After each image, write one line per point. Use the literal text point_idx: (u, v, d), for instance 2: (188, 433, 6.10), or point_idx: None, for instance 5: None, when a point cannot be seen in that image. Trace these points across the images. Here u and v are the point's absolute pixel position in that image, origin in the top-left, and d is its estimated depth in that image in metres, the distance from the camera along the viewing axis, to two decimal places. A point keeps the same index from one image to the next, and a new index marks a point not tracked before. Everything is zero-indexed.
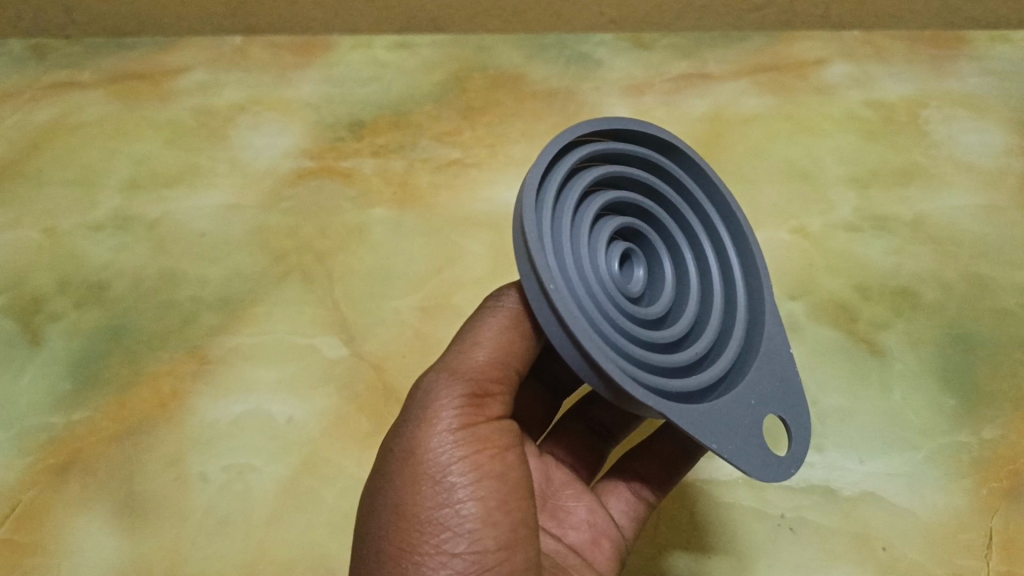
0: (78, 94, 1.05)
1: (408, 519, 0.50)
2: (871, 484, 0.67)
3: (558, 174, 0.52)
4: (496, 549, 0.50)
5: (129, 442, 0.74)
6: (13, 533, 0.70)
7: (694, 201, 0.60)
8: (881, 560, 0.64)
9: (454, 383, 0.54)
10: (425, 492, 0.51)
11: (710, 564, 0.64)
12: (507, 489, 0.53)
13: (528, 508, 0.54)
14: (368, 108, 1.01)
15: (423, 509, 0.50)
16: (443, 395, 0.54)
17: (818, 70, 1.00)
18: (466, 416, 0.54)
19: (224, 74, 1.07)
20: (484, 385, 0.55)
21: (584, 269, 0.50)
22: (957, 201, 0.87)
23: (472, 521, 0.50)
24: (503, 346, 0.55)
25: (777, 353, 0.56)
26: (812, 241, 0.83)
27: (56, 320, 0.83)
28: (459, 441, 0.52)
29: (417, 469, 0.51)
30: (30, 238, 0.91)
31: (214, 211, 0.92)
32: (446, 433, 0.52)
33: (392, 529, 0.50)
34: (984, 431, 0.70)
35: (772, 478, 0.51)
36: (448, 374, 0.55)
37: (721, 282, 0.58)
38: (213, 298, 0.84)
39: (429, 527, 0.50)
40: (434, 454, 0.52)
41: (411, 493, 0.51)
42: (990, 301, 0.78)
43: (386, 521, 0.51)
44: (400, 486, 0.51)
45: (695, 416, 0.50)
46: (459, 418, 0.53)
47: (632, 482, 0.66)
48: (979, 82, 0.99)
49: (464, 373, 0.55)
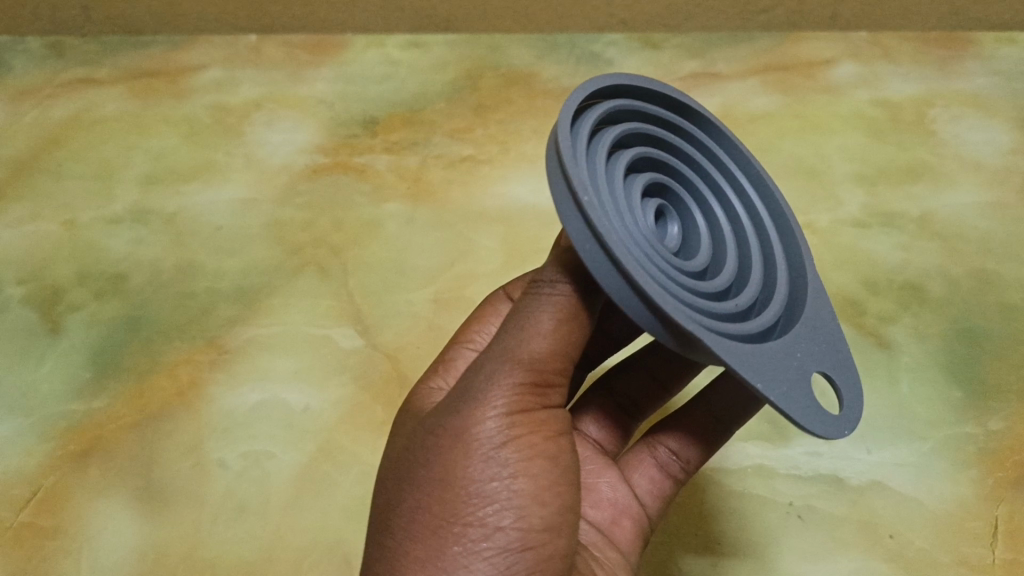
0: (96, 91, 1.07)
1: (453, 491, 0.51)
2: (878, 474, 0.68)
3: (596, 118, 0.53)
4: (540, 529, 0.52)
5: (148, 430, 0.75)
6: (35, 518, 0.71)
7: (730, 176, 0.62)
8: (889, 548, 0.65)
9: (512, 370, 0.52)
10: (475, 467, 0.52)
11: (719, 550, 0.65)
12: (557, 471, 0.54)
13: (575, 493, 0.55)
14: (382, 106, 1.03)
15: (472, 482, 0.51)
16: (500, 373, 0.53)
17: (826, 70, 1.02)
18: (520, 401, 0.53)
19: (240, 72, 1.08)
20: (544, 375, 0.53)
21: (622, 212, 0.50)
22: (963, 198, 0.88)
23: (519, 498, 0.52)
24: (561, 339, 0.52)
25: (820, 319, 0.56)
26: (820, 237, 0.84)
27: (76, 311, 0.85)
28: (512, 424, 0.52)
29: (467, 444, 0.52)
30: (49, 230, 0.92)
31: (230, 205, 0.94)
32: (500, 416, 0.52)
33: (438, 498, 0.52)
34: (990, 422, 0.71)
35: (828, 435, 0.49)
36: (503, 358, 0.52)
37: (753, 244, 0.59)
38: (230, 290, 0.85)
39: (474, 500, 0.51)
40: (487, 432, 0.52)
41: (461, 466, 0.52)
42: (996, 296, 0.80)
43: (433, 489, 0.52)
44: (451, 458, 0.52)
45: (750, 355, 0.48)
46: (514, 403, 0.53)
47: (659, 457, 0.67)
48: (985, 82, 1.00)
49: (522, 360, 0.52)
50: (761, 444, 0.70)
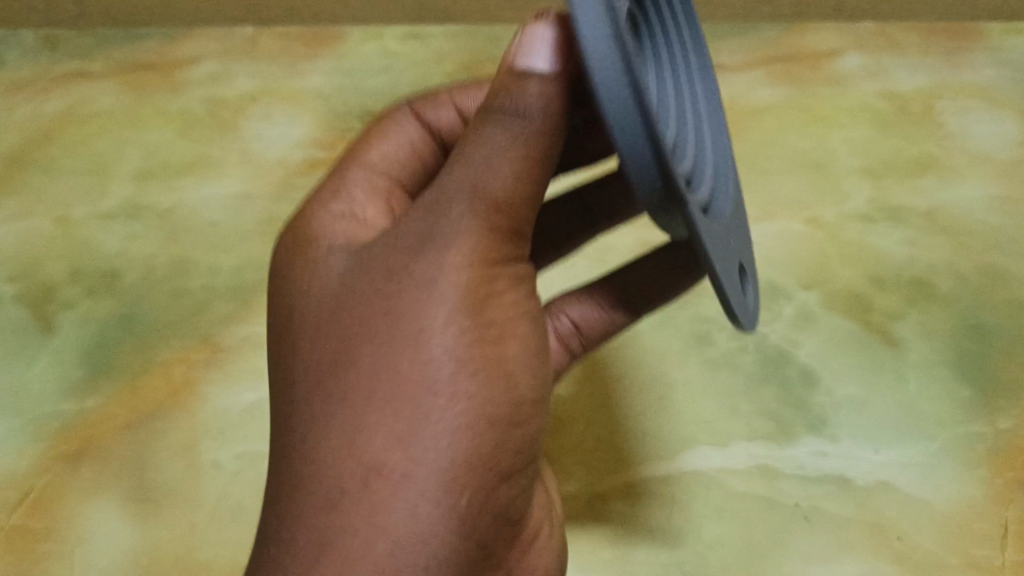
0: (89, 85, 1.06)
1: (416, 340, 0.51)
2: (885, 474, 0.67)
3: None
4: (512, 384, 0.54)
5: (142, 430, 0.74)
6: (26, 519, 0.70)
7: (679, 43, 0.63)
8: (896, 550, 0.64)
9: (478, 208, 0.52)
10: (441, 313, 0.52)
11: (722, 553, 0.64)
12: (517, 320, 0.55)
13: (534, 338, 0.57)
14: (379, 99, 1.01)
15: (438, 334, 0.51)
16: (465, 211, 0.53)
17: (832, 61, 0.99)
18: (485, 245, 0.53)
19: (236, 65, 1.07)
20: (507, 210, 0.53)
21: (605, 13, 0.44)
22: (970, 192, 0.86)
23: (486, 354, 0.53)
24: (525, 169, 0.53)
25: (739, 232, 0.60)
26: (826, 231, 0.82)
27: (68, 309, 0.83)
28: (478, 269, 0.53)
29: (433, 295, 0.52)
30: (42, 227, 0.91)
31: (225, 200, 0.92)
32: (466, 260, 0.52)
33: (398, 348, 0.51)
34: (999, 421, 0.69)
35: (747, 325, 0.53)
36: (468, 190, 0.52)
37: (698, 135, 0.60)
38: (225, 287, 0.84)
39: (441, 355, 0.51)
40: (456, 274, 0.52)
41: (427, 313, 0.51)
42: (1005, 292, 0.78)
43: (392, 337, 0.51)
44: (415, 304, 0.52)
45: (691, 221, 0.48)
46: (480, 244, 0.53)
47: (556, 324, 0.70)
48: (993, 74, 0.98)
49: (489, 195, 0.52)
50: (765, 444, 0.68)
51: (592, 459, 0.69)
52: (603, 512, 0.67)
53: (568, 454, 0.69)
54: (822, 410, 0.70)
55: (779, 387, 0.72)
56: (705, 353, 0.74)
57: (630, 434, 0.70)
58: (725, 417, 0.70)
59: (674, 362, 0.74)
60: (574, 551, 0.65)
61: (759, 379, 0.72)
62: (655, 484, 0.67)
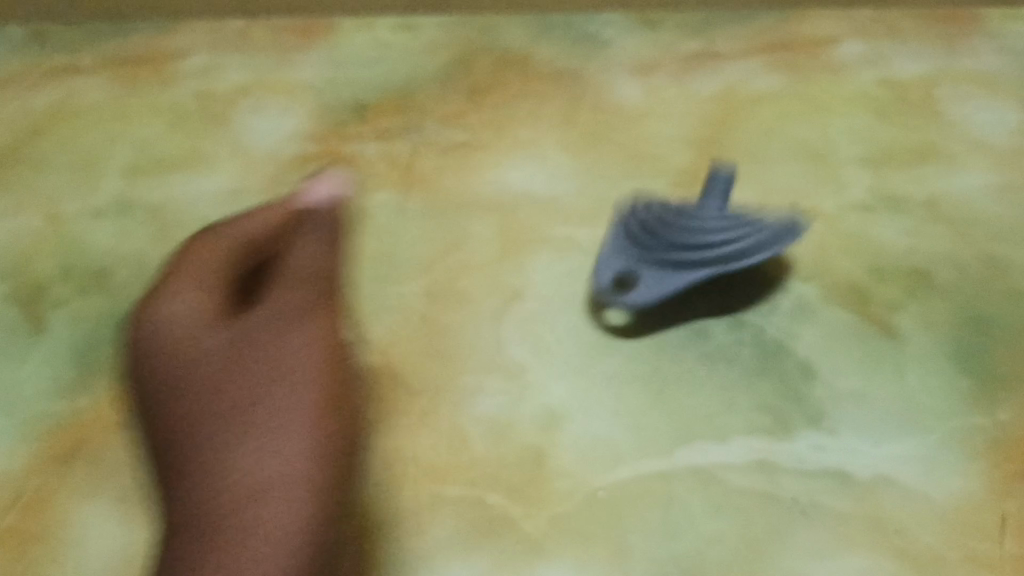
0: (78, 80, 1.04)
1: (256, 431, 0.67)
2: (885, 468, 0.66)
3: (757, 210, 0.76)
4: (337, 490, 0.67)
5: (135, 431, 0.74)
6: (22, 522, 0.70)
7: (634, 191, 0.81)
8: (895, 544, 0.63)
9: (309, 392, 0.70)
10: (301, 433, 0.67)
11: (721, 549, 0.64)
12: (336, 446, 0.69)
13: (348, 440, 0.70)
14: (373, 91, 1.00)
15: (302, 465, 0.66)
16: (302, 367, 0.70)
17: (831, 49, 0.98)
18: (322, 425, 0.68)
19: (227, 58, 1.06)
20: (327, 390, 0.70)
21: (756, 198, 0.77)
22: (970, 180, 0.86)
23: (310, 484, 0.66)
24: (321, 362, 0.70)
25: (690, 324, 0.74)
26: (825, 222, 0.82)
27: (60, 307, 0.83)
28: (316, 452, 0.67)
29: (278, 400, 0.69)
30: (32, 223, 0.90)
31: (218, 196, 0.92)
32: (310, 449, 0.67)
33: (263, 429, 0.68)
34: (999, 413, 0.69)
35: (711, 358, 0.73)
36: (303, 344, 0.72)
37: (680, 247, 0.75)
38: (218, 284, 0.83)
39: (298, 474, 0.66)
40: (302, 401, 0.69)
41: (299, 420, 0.68)
42: (1005, 282, 0.77)
43: (267, 424, 0.68)
44: (284, 419, 0.68)
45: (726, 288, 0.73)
46: (322, 442, 0.67)
47: None
48: (995, 60, 0.97)
49: (314, 385, 0.70)
50: (764, 438, 0.68)
51: (590, 455, 0.69)
52: (601, 508, 0.66)
53: (565, 452, 0.69)
54: (821, 404, 0.70)
55: (776, 381, 0.71)
56: (702, 347, 0.74)
57: (628, 429, 0.70)
58: (724, 411, 0.70)
59: (670, 355, 0.73)
60: (572, 548, 0.65)
61: (757, 373, 0.72)
62: (653, 480, 0.67)
